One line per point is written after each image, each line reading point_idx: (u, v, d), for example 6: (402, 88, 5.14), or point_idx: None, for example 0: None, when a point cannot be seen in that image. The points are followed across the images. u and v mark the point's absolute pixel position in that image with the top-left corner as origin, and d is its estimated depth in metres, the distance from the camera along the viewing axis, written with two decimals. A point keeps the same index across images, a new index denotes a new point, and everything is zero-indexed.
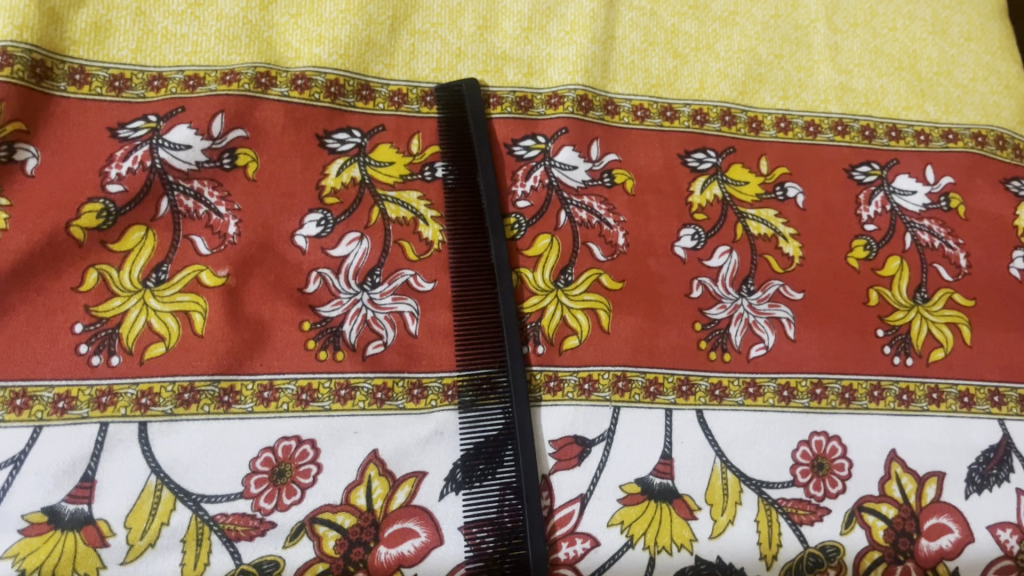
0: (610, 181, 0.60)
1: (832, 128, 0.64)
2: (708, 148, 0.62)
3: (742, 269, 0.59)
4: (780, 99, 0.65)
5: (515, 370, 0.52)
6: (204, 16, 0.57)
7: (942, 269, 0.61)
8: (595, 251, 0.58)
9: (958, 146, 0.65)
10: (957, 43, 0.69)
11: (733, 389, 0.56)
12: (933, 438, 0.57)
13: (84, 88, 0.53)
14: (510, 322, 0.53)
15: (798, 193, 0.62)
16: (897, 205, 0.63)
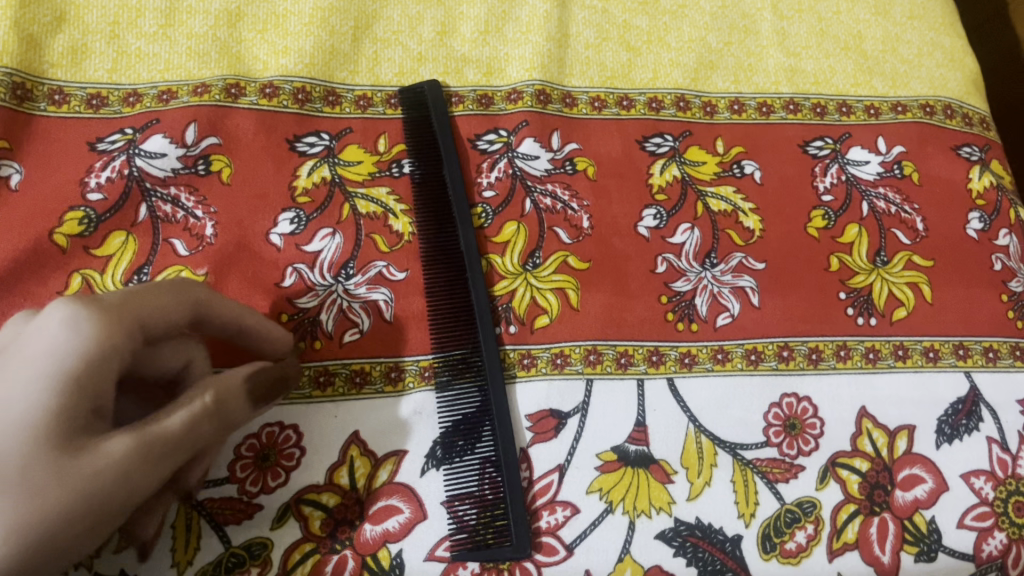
0: (572, 169, 0.62)
1: (784, 108, 0.67)
2: (665, 133, 0.65)
3: (704, 244, 0.61)
4: (732, 83, 0.67)
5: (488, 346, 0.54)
6: (174, 35, 0.60)
7: (900, 233, 0.63)
8: (561, 234, 0.60)
9: (908, 118, 0.68)
10: (900, 21, 0.72)
11: (702, 356, 0.57)
12: (902, 392, 0.58)
13: (64, 107, 0.56)
14: (481, 302, 0.55)
15: (754, 169, 0.64)
16: (852, 175, 0.65)
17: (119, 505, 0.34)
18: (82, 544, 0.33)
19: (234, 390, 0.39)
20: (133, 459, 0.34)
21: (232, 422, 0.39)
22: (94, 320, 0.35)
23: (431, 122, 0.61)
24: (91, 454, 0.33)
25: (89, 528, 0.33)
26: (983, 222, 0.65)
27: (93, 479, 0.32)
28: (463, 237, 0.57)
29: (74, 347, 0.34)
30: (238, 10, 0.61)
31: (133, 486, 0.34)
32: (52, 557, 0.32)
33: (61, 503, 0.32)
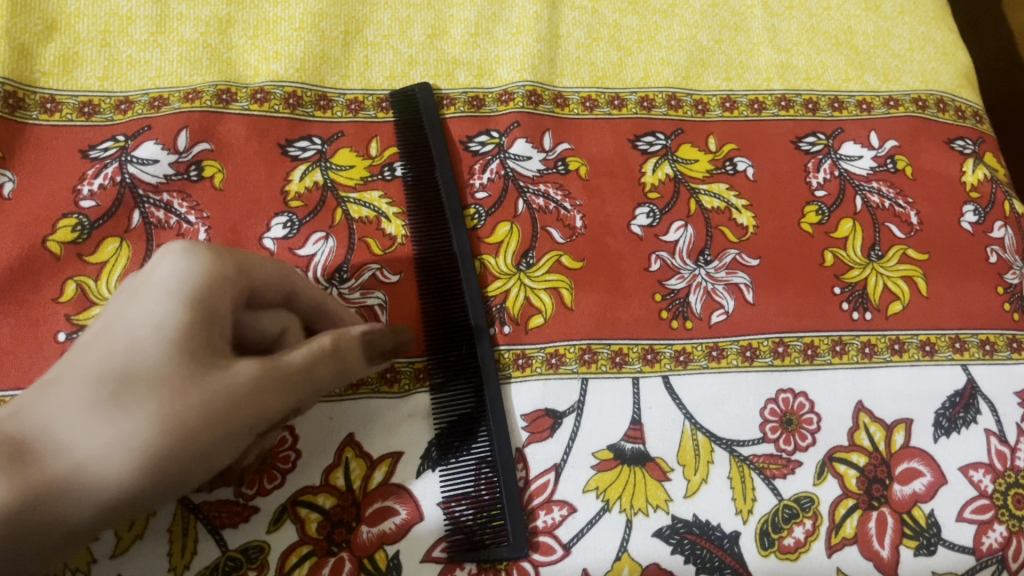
0: (564, 169, 0.62)
1: (776, 104, 0.67)
2: (656, 131, 0.65)
3: (698, 241, 0.61)
4: (723, 81, 0.67)
5: (483, 346, 0.54)
6: (166, 43, 0.60)
7: (894, 227, 0.63)
8: (554, 234, 0.60)
9: (900, 112, 0.68)
10: (891, 16, 0.72)
11: (697, 354, 0.57)
12: (898, 386, 0.58)
13: (56, 116, 0.56)
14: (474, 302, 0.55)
15: (747, 166, 0.64)
16: (845, 170, 0.65)
17: (253, 420, 0.37)
18: (220, 456, 0.37)
19: (346, 339, 0.43)
20: (261, 380, 0.38)
21: (346, 367, 0.43)
22: (208, 252, 0.39)
23: (422, 125, 0.61)
24: (225, 371, 0.36)
25: (225, 436, 0.36)
26: (977, 214, 0.65)
27: (228, 390, 0.36)
28: (457, 237, 0.57)
29: (195, 270, 0.38)
30: (229, 16, 0.62)
31: (265, 403, 0.38)
32: (196, 461, 0.36)
33: (201, 406, 0.35)
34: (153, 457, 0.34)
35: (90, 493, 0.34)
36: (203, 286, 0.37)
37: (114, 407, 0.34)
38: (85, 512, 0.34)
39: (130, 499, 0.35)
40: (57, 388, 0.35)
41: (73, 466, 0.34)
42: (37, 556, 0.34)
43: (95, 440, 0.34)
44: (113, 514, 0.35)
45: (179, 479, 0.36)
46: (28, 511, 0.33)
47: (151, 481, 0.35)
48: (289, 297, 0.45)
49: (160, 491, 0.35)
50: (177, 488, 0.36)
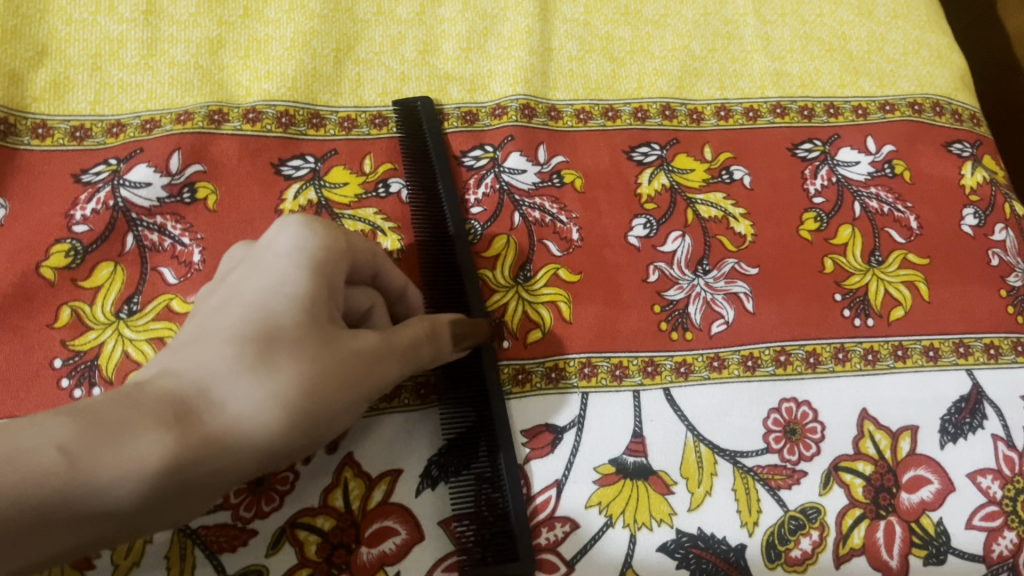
0: (559, 182, 0.62)
1: (771, 112, 0.67)
2: (652, 142, 0.64)
3: (696, 251, 0.60)
4: (717, 89, 0.67)
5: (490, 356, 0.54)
6: (157, 65, 0.60)
7: (894, 232, 0.63)
8: (551, 247, 0.60)
9: (896, 116, 0.68)
10: (885, 21, 0.72)
11: (698, 365, 0.57)
12: (902, 393, 0.57)
13: (48, 140, 0.56)
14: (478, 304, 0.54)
15: (743, 175, 0.64)
16: (843, 176, 0.65)
17: (375, 383, 0.43)
18: (343, 416, 0.43)
19: (444, 323, 0.48)
20: (381, 350, 0.44)
21: (444, 352, 0.48)
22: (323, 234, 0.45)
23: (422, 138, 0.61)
24: (352, 340, 0.43)
25: (352, 396, 0.42)
26: (978, 217, 0.64)
27: (355, 356, 0.42)
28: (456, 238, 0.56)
29: (316, 250, 0.44)
30: (220, 38, 0.62)
31: (383, 372, 0.44)
32: (326, 416, 0.41)
33: (337, 367, 0.41)
34: (297, 410, 0.40)
35: (238, 444, 0.38)
36: (326, 267, 0.43)
37: (265, 366, 0.40)
38: (235, 464, 0.38)
39: (272, 450, 0.40)
40: (205, 350, 0.40)
41: (226, 423, 0.38)
42: (187, 505, 0.38)
43: (247, 395, 0.39)
44: (253, 467, 0.40)
45: (311, 434, 0.41)
46: (192, 460, 0.37)
47: (292, 432, 0.40)
48: (377, 277, 0.50)
49: (292, 447, 0.41)
50: (306, 442, 0.42)
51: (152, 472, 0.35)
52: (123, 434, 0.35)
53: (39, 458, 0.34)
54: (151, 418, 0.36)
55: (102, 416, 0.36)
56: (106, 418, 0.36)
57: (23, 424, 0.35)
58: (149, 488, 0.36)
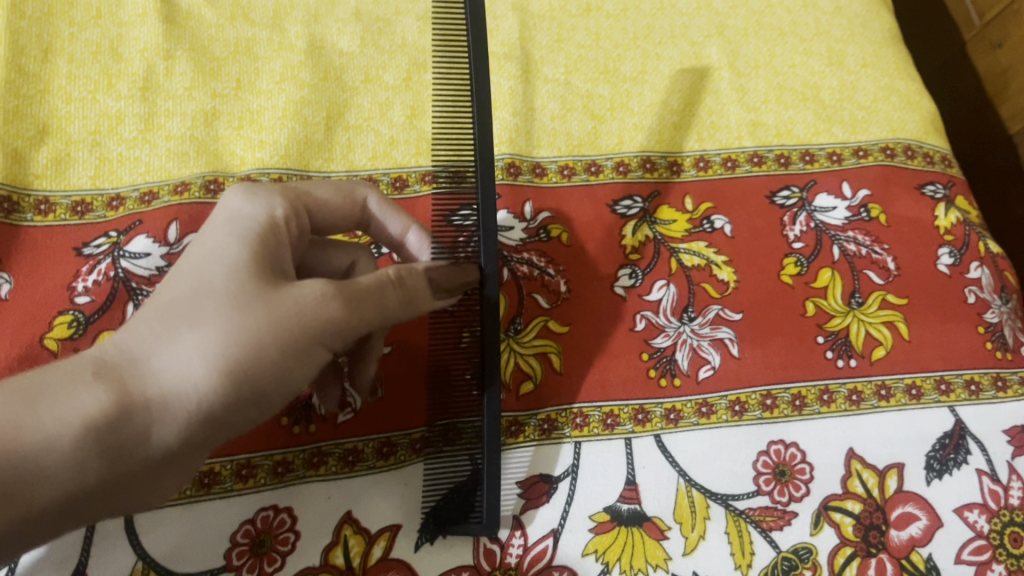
0: (546, 237, 0.64)
1: (749, 161, 0.69)
2: (634, 195, 0.67)
3: (681, 299, 0.62)
4: (696, 142, 0.69)
5: (490, 287, 0.51)
6: (154, 139, 0.61)
7: (872, 273, 0.65)
8: (540, 300, 0.61)
9: (870, 161, 0.70)
10: (854, 70, 0.74)
11: (687, 411, 0.58)
12: (887, 431, 0.59)
13: (50, 216, 0.57)
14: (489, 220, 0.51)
15: (724, 224, 0.66)
16: (820, 221, 0.67)
17: (322, 333, 0.42)
18: (293, 371, 0.42)
19: (407, 270, 0.46)
20: (329, 295, 0.42)
21: (416, 299, 0.46)
22: (266, 198, 0.47)
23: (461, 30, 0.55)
24: (290, 289, 0.42)
25: (296, 348, 0.41)
26: (953, 256, 0.66)
27: (294, 309, 0.41)
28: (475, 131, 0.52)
29: (249, 216, 0.46)
30: (214, 109, 0.63)
31: (333, 319, 0.42)
32: (268, 369, 0.41)
33: (268, 319, 0.40)
34: (226, 366, 0.40)
35: (168, 408, 0.40)
36: (258, 231, 0.45)
37: (192, 327, 0.40)
38: (167, 430, 0.40)
39: (209, 412, 0.40)
40: (142, 316, 0.42)
41: (156, 390, 0.39)
42: (127, 478, 0.40)
43: (176, 355, 0.40)
44: (195, 429, 0.40)
45: (253, 389, 0.41)
46: (116, 425, 0.39)
47: (229, 387, 0.40)
48: (366, 226, 0.55)
49: (237, 399, 0.41)
50: (255, 400, 0.42)
51: (71, 444, 0.37)
52: (45, 399, 0.38)
53: None
54: (75, 387, 0.39)
55: (27, 391, 0.38)
56: (33, 392, 0.38)
57: None
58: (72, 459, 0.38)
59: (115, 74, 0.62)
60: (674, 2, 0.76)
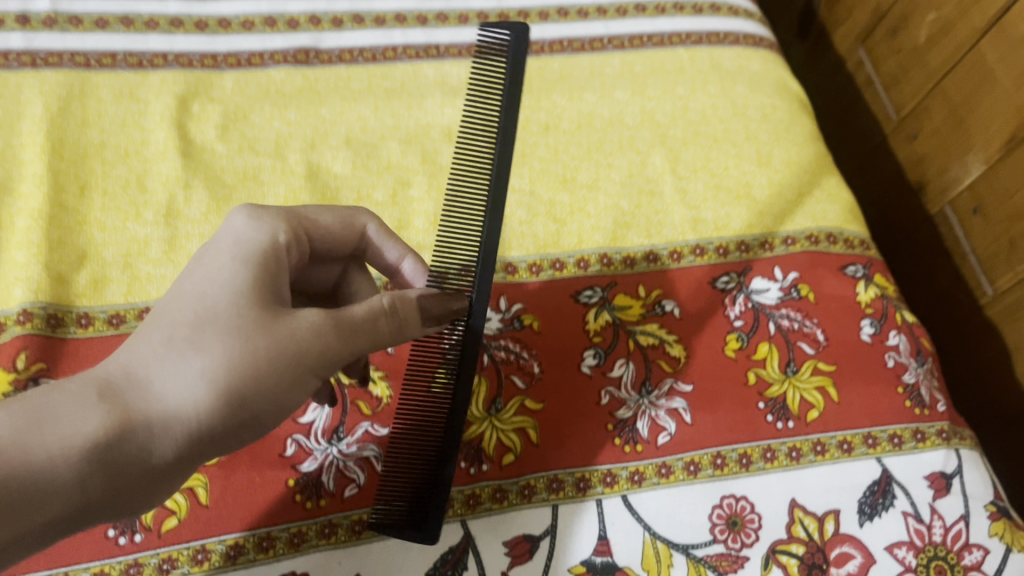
0: (520, 324, 0.73)
1: (692, 253, 0.79)
2: (594, 286, 0.76)
3: (639, 375, 0.72)
4: (646, 238, 0.80)
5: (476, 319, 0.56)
6: (177, 259, 0.69)
7: (805, 345, 0.74)
8: (517, 381, 0.70)
9: (797, 249, 0.81)
10: (780, 169, 0.85)
11: (648, 473, 0.67)
12: (825, 482, 0.68)
13: (89, 328, 0.65)
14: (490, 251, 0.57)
15: (673, 307, 0.76)
16: (757, 301, 0.77)
17: (315, 362, 0.46)
18: (285, 396, 0.47)
19: (400, 297, 0.51)
20: (324, 324, 0.47)
21: (408, 327, 0.51)
22: (269, 221, 0.52)
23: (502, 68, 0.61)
24: (288, 319, 0.46)
25: (290, 374, 0.46)
26: (874, 326, 0.76)
27: (291, 338, 0.46)
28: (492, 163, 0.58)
29: (252, 238, 0.51)
30: None
31: (327, 348, 0.47)
32: (262, 393, 0.45)
33: (266, 350, 0.45)
34: (223, 392, 0.44)
35: (167, 428, 0.44)
36: (259, 254, 0.50)
37: (195, 353, 0.45)
38: (165, 451, 0.44)
39: (205, 432, 0.45)
40: (144, 336, 0.45)
41: (156, 411, 0.43)
42: (124, 493, 0.44)
43: (178, 380, 0.44)
44: (191, 446, 0.45)
45: (249, 413, 0.46)
46: (119, 445, 0.42)
47: (226, 411, 0.45)
48: (361, 251, 0.62)
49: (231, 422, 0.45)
50: (249, 423, 0.46)
51: (75, 464, 0.41)
52: (50, 420, 0.41)
53: None
54: (78, 409, 0.42)
55: (31, 414, 0.41)
56: (37, 414, 0.41)
57: None
58: (75, 485, 0.41)
59: (142, 204, 0.71)
60: (622, 117, 0.87)
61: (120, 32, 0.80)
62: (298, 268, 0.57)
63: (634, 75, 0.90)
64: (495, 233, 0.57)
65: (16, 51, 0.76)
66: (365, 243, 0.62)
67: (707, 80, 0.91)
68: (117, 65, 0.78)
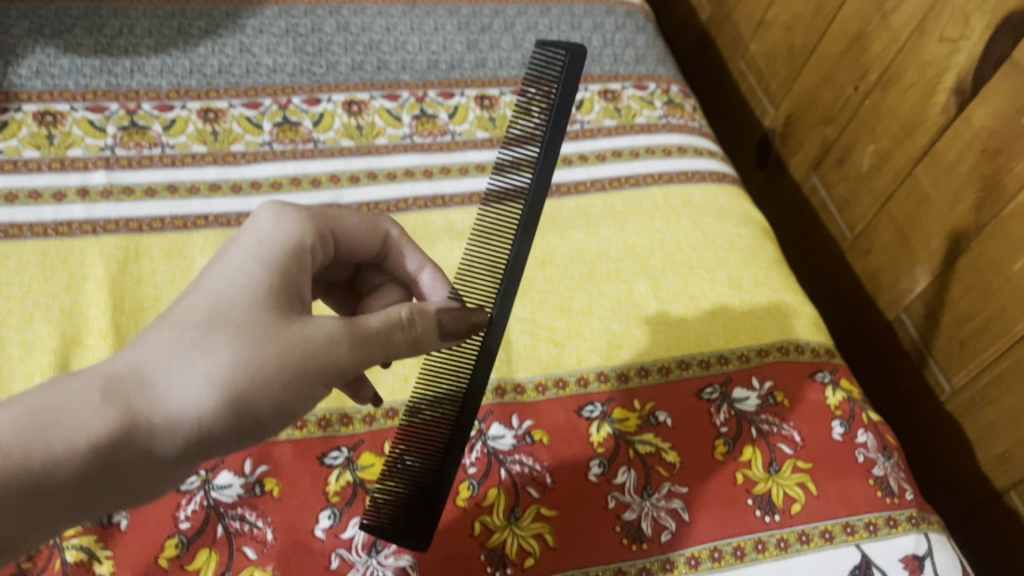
0: (531, 440, 0.82)
1: (679, 366, 0.89)
2: (594, 402, 0.86)
3: (640, 480, 0.80)
4: (637, 356, 0.90)
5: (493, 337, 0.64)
6: None
7: (784, 446, 0.84)
8: (532, 491, 0.79)
9: (771, 359, 0.91)
10: (750, 289, 0.97)
11: (655, 568, 0.75)
12: (812, 569, 0.76)
13: None
14: (518, 263, 0.63)
15: (666, 418, 0.85)
16: (739, 408, 0.87)
17: (324, 367, 0.53)
18: (289, 402, 0.53)
19: (415, 312, 0.58)
20: (335, 334, 0.54)
21: (422, 340, 0.58)
22: (294, 225, 0.59)
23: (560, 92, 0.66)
24: (303, 328, 0.53)
25: (295, 384, 0.53)
26: (844, 426, 0.86)
27: (302, 343, 0.53)
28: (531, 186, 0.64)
29: (277, 244, 0.58)
30: None
31: (337, 355, 0.53)
32: (263, 397, 0.52)
33: (275, 356, 0.52)
34: (229, 395, 0.51)
35: (169, 429, 0.50)
36: (284, 260, 0.57)
37: (203, 358, 0.51)
38: (165, 448, 0.51)
39: (205, 433, 0.51)
40: (158, 337, 0.52)
41: (159, 414, 0.50)
42: (125, 482, 0.51)
43: (183, 386, 0.51)
44: (194, 443, 0.51)
45: (249, 416, 0.52)
46: (123, 444, 0.49)
47: (228, 415, 0.51)
48: (384, 258, 0.71)
49: (231, 425, 0.52)
50: (250, 426, 0.53)
51: (79, 459, 0.48)
52: (60, 421, 0.48)
53: None
54: (87, 408, 0.49)
55: (44, 412, 0.48)
56: (49, 413, 0.48)
57: None
58: (74, 476, 0.48)
59: None
60: (608, 250, 0.99)
61: (167, 199, 0.91)
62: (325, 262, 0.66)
63: (615, 214, 1.02)
64: (525, 246, 0.63)
65: (78, 221, 0.87)
66: (387, 248, 0.70)
67: (679, 215, 1.03)
68: (165, 227, 0.89)
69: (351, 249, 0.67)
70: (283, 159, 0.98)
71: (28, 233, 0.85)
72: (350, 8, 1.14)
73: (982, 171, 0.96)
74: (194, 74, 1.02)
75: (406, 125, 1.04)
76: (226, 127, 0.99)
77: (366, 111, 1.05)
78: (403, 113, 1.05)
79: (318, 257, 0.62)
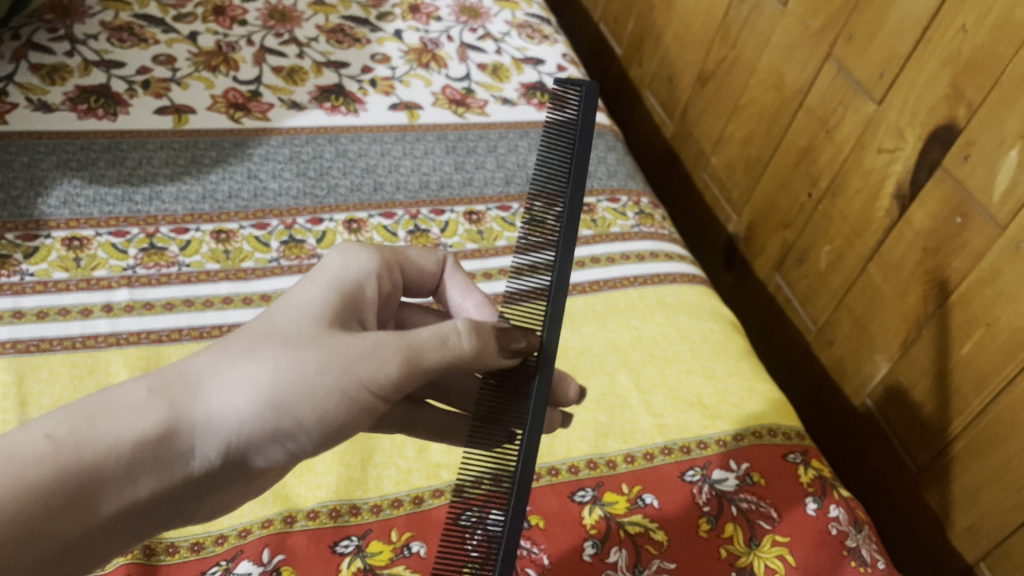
0: (528, 524, 0.88)
1: (662, 452, 0.96)
2: (585, 487, 0.92)
3: (632, 559, 0.86)
4: (623, 443, 0.97)
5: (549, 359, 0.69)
6: None
7: (763, 522, 0.91)
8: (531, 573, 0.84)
9: (745, 442, 0.98)
10: (723, 379, 1.05)
11: None
12: None
13: (177, 555, 0.80)
14: (560, 285, 0.70)
15: (652, 499, 0.92)
16: (719, 488, 0.93)
17: (367, 372, 0.62)
18: (332, 408, 0.62)
19: (478, 326, 0.66)
20: (381, 344, 0.63)
21: (484, 351, 0.65)
22: (363, 258, 0.72)
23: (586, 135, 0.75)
24: (350, 339, 0.63)
25: (337, 390, 0.61)
26: (817, 502, 0.94)
27: (343, 352, 0.62)
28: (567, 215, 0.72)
29: (340, 275, 0.70)
30: None
31: (381, 363, 0.62)
32: (303, 399, 0.61)
33: (316, 361, 0.61)
34: (272, 397, 0.61)
35: (211, 426, 0.60)
36: (347, 287, 0.69)
37: (247, 363, 0.62)
38: (207, 446, 0.61)
39: (246, 430, 0.61)
40: (211, 353, 0.64)
41: (202, 413, 0.61)
42: (172, 477, 0.60)
43: (225, 389, 0.61)
44: (236, 441, 0.61)
45: (289, 418, 0.61)
46: (169, 437, 0.59)
47: (270, 415, 0.61)
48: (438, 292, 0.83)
49: (270, 424, 0.61)
50: (290, 429, 0.62)
51: (131, 450, 0.58)
52: (117, 418, 0.58)
53: (38, 439, 0.56)
54: (140, 406, 0.59)
55: (104, 411, 0.59)
56: (108, 411, 0.59)
57: (48, 419, 0.58)
58: (127, 465, 0.58)
59: None
60: (591, 346, 1.07)
61: (184, 312, 0.99)
62: (395, 293, 0.78)
63: (596, 313, 1.11)
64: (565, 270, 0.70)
65: (103, 334, 0.94)
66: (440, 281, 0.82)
67: (655, 313, 1.12)
68: (183, 338, 0.96)
69: (413, 276, 0.79)
70: (290, 273, 1.06)
71: (58, 347, 0.92)
72: (348, 135, 1.25)
73: (925, 266, 1.06)
74: (207, 199, 1.12)
75: (402, 239, 1.14)
76: (237, 246, 1.08)
77: (365, 227, 1.14)
78: (399, 229, 1.15)
79: (385, 283, 0.74)
